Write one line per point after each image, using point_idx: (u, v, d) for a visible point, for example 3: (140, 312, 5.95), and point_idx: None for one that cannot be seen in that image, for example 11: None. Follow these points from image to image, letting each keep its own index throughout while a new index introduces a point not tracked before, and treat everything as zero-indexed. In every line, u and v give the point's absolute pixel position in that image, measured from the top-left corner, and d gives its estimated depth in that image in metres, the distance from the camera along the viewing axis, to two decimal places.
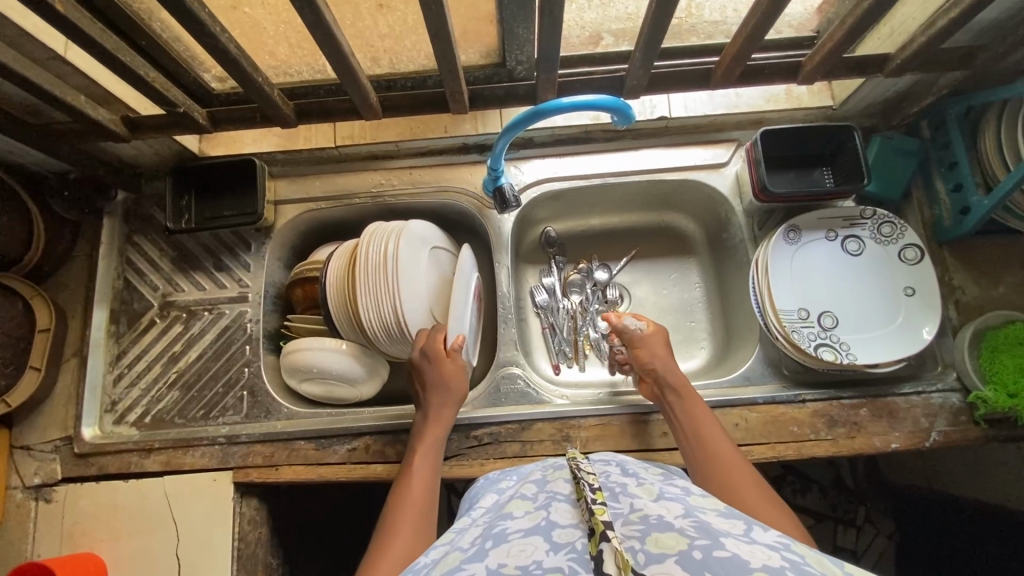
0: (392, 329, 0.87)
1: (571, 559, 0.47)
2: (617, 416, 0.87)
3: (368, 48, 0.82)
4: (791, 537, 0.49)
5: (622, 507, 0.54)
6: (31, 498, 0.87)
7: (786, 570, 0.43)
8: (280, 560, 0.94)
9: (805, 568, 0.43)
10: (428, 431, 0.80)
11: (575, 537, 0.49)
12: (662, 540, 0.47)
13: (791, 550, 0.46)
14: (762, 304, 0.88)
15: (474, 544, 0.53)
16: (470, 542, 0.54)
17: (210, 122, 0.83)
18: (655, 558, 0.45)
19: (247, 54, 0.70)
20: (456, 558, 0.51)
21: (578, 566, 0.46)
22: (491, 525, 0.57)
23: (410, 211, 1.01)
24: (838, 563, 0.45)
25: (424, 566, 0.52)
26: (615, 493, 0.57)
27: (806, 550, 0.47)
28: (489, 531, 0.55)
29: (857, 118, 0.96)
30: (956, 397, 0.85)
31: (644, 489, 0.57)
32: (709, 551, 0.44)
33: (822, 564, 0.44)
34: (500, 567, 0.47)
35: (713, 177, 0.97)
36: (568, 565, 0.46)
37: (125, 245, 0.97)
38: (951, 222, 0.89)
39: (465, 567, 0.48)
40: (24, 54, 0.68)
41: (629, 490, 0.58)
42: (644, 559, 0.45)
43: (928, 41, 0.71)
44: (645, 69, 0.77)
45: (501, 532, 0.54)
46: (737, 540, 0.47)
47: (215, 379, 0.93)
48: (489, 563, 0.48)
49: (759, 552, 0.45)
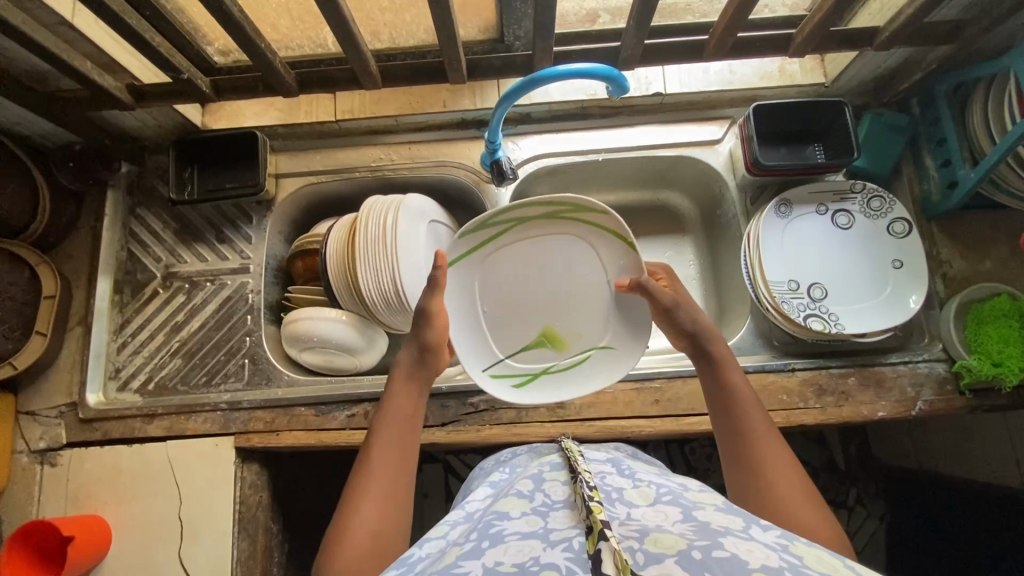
0: (391, 300, 0.88)
1: (568, 558, 0.47)
2: (610, 384, 0.89)
3: (369, 21, 0.85)
4: (791, 537, 0.50)
5: (618, 513, 0.55)
6: (36, 462, 0.89)
7: (784, 570, 0.44)
8: (281, 526, 0.96)
9: (803, 569, 0.44)
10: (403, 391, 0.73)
11: (572, 534, 0.50)
12: (662, 540, 0.48)
13: (789, 549, 0.47)
14: (753, 276, 0.90)
15: (472, 538, 0.54)
16: (465, 537, 0.55)
17: (214, 90, 0.85)
18: (654, 558, 0.46)
19: (251, 22, 0.72)
20: (454, 553, 0.52)
21: (576, 566, 0.46)
22: (485, 522, 0.57)
23: (409, 186, 1.02)
24: (836, 562, 0.47)
25: (418, 560, 0.54)
26: (611, 497, 0.58)
27: (804, 550, 0.48)
28: (486, 529, 0.55)
29: (849, 95, 0.98)
30: (941, 366, 0.88)
31: (640, 495, 0.58)
32: (708, 552, 0.46)
33: (819, 563, 0.46)
34: (497, 565, 0.48)
35: (707, 153, 0.98)
36: (565, 564, 0.47)
37: (129, 217, 0.99)
38: (940, 197, 0.90)
39: (462, 563, 0.49)
40: (33, 18, 0.69)
41: (624, 495, 0.59)
42: (643, 560, 0.46)
43: (914, 12, 0.73)
44: (639, 38, 0.78)
45: (498, 532, 0.54)
46: (735, 539, 0.48)
47: (217, 347, 0.95)
48: (486, 561, 0.49)
49: (758, 551, 0.46)
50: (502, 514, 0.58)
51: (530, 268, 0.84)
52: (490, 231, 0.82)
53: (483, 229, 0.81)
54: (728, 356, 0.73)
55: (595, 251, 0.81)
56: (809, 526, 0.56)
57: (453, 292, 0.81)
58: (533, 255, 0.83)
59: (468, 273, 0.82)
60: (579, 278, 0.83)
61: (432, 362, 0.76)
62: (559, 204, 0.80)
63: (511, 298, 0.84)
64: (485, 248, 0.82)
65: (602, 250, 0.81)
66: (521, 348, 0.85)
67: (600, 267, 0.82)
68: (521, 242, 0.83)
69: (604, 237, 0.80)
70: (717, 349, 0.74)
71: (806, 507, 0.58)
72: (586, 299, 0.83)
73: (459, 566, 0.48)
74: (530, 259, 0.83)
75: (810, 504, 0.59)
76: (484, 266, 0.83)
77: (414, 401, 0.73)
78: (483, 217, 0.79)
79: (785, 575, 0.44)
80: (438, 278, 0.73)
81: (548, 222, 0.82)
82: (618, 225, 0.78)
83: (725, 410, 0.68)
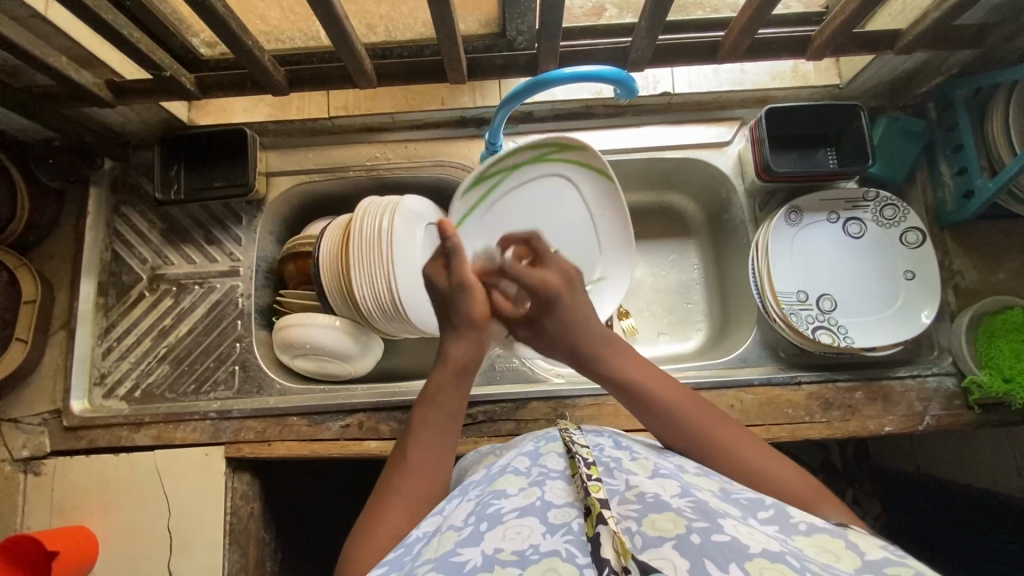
0: (387, 308, 0.85)
1: (568, 541, 0.47)
2: (612, 396, 0.87)
3: (364, 13, 0.81)
4: (790, 531, 0.49)
5: (616, 484, 0.53)
6: (19, 471, 0.85)
7: (785, 556, 0.43)
8: (269, 532, 0.94)
9: (806, 558, 0.44)
10: (444, 378, 0.66)
11: (571, 517, 0.49)
12: (659, 522, 0.46)
13: (791, 542, 0.46)
14: (761, 286, 0.87)
15: (469, 521, 0.52)
16: (461, 518, 0.53)
17: (199, 87, 0.81)
18: (651, 542, 0.45)
19: (237, 17, 0.67)
20: (450, 538, 0.50)
21: (576, 550, 0.46)
22: (483, 502, 0.55)
23: (406, 186, 0.98)
24: (837, 543, 0.47)
25: (417, 540, 0.53)
26: (609, 468, 0.56)
27: (804, 541, 0.48)
28: (483, 509, 0.53)
29: (862, 98, 0.94)
30: (951, 380, 0.85)
31: (639, 465, 0.56)
32: (708, 536, 0.44)
33: (823, 554, 0.46)
34: (496, 552, 0.47)
35: (715, 156, 0.95)
36: (565, 547, 0.46)
37: (112, 216, 0.95)
38: (955, 206, 0.87)
39: (460, 551, 0.48)
40: (2, 10, 0.65)
41: (623, 466, 0.56)
42: (641, 543, 0.45)
43: (941, 16, 0.70)
44: (651, 40, 0.74)
45: (495, 511, 0.52)
46: (735, 521, 0.47)
47: (207, 353, 0.92)
48: (485, 547, 0.48)
49: (757, 535, 0.45)
50: (498, 493, 0.55)
51: (528, 211, 0.88)
52: (490, 182, 0.86)
53: (481, 181, 0.85)
54: (642, 366, 0.67)
55: (579, 187, 0.88)
56: (794, 492, 0.58)
57: (466, 248, 0.87)
58: (527, 201, 0.88)
59: (472, 229, 0.87)
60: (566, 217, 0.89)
61: (482, 344, 0.68)
62: (545, 145, 0.85)
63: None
64: (485, 201, 0.86)
65: (584, 185, 0.88)
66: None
67: (578, 204, 0.89)
68: (514, 189, 0.87)
69: (584, 173, 0.87)
70: (630, 373, 0.66)
71: (786, 469, 0.60)
72: (585, 235, 0.90)
73: (457, 555, 0.48)
74: (525, 205, 0.88)
75: (785, 464, 0.61)
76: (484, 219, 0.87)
77: (455, 394, 0.66)
78: (483, 167, 0.83)
79: (786, 560, 0.43)
80: (454, 245, 0.66)
81: (536, 165, 0.87)
82: (595, 158, 0.85)
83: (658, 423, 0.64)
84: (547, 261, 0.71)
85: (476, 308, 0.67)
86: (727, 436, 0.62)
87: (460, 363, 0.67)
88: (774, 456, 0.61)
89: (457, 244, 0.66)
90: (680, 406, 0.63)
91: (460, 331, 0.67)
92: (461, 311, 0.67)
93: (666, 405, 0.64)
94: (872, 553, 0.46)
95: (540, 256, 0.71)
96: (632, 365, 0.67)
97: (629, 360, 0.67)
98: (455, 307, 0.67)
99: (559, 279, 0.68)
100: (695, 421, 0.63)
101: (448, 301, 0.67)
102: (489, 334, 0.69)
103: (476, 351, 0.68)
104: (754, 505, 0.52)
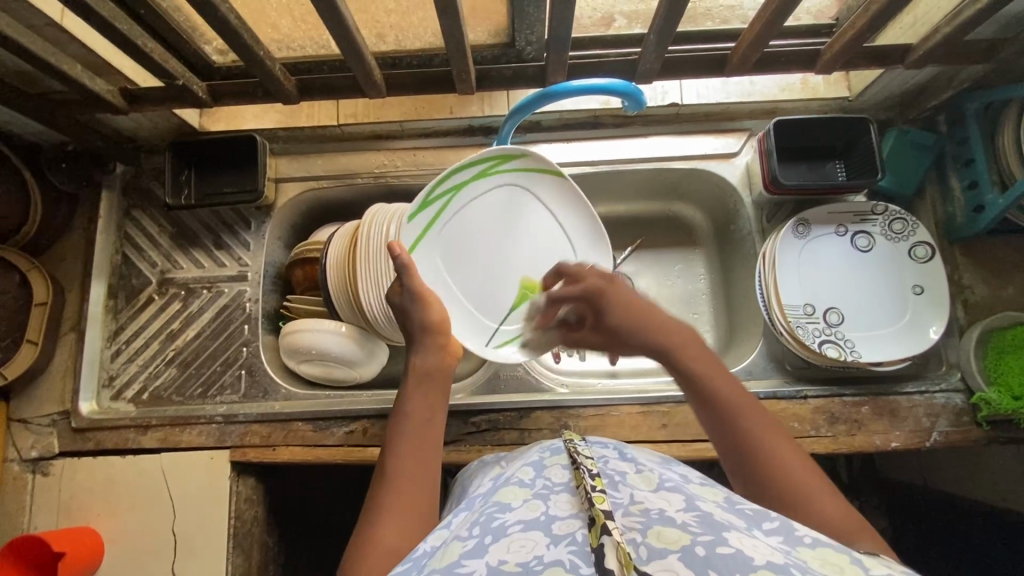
0: (393, 315, 0.84)
1: (572, 552, 0.46)
2: (616, 407, 0.87)
3: (375, 24, 0.82)
4: (794, 543, 0.48)
5: (621, 497, 0.52)
6: (28, 471, 0.86)
7: (789, 567, 0.42)
8: (270, 535, 0.94)
9: (808, 569, 0.43)
10: (414, 389, 0.69)
11: (575, 529, 0.49)
12: (664, 534, 0.46)
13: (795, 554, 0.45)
14: (767, 299, 0.87)
15: (474, 532, 0.52)
16: (466, 529, 0.53)
17: (211, 95, 0.81)
18: (657, 553, 0.45)
19: (250, 28, 0.68)
20: (455, 549, 0.50)
21: (579, 561, 0.45)
22: (487, 514, 0.55)
23: (413, 193, 0.99)
24: (842, 558, 0.46)
25: (424, 553, 0.52)
26: (614, 481, 0.55)
27: (808, 554, 0.46)
28: (488, 522, 0.53)
29: (872, 111, 0.94)
30: (959, 397, 0.85)
31: (643, 478, 0.56)
32: (712, 548, 0.44)
33: (829, 567, 0.45)
34: (501, 564, 0.47)
35: (723, 166, 0.95)
36: (569, 558, 0.46)
37: (124, 220, 0.96)
38: (964, 220, 0.87)
39: (465, 563, 0.48)
40: (21, 20, 0.67)
41: (628, 479, 0.56)
42: (646, 554, 0.45)
43: (952, 32, 0.69)
44: (659, 53, 0.75)
45: (500, 525, 0.52)
46: (739, 533, 0.46)
47: (214, 357, 0.92)
48: (490, 559, 0.48)
49: (762, 548, 0.45)
50: (503, 506, 0.55)
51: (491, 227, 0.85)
52: (432, 208, 0.80)
53: (427, 206, 0.80)
54: (706, 359, 0.67)
55: (533, 192, 0.86)
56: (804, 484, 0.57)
57: (427, 274, 0.81)
58: (480, 216, 0.84)
59: (426, 257, 0.81)
60: (521, 225, 0.86)
61: (442, 350, 0.73)
62: (485, 159, 0.82)
63: (473, 276, 0.84)
64: (433, 225, 0.81)
65: (540, 190, 0.86)
66: (508, 311, 0.85)
67: (546, 212, 0.87)
68: (461, 210, 0.83)
69: (538, 178, 0.85)
70: (692, 359, 0.66)
71: (824, 493, 0.57)
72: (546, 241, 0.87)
73: (462, 566, 0.47)
74: (483, 217, 0.84)
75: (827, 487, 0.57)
76: (444, 238, 0.82)
77: (431, 403, 0.69)
78: (421, 195, 0.79)
79: (790, 572, 0.42)
80: (404, 263, 0.72)
81: (482, 180, 0.83)
82: (545, 161, 0.84)
83: (705, 404, 0.64)
84: (581, 271, 0.75)
85: (429, 314, 0.73)
86: (774, 444, 0.60)
87: (426, 369, 0.70)
88: (824, 486, 0.57)
89: (408, 263, 0.72)
90: (731, 397, 0.63)
91: (419, 338, 0.72)
92: (415, 320, 0.73)
93: (720, 395, 0.63)
94: (874, 568, 0.45)
95: (574, 273, 0.76)
96: (703, 358, 0.67)
97: (699, 350, 0.67)
98: (411, 317, 0.73)
99: (597, 277, 0.73)
100: (753, 433, 0.61)
101: (403, 314, 0.73)
102: (448, 340, 0.73)
103: (438, 359, 0.72)
104: (759, 515, 0.51)
